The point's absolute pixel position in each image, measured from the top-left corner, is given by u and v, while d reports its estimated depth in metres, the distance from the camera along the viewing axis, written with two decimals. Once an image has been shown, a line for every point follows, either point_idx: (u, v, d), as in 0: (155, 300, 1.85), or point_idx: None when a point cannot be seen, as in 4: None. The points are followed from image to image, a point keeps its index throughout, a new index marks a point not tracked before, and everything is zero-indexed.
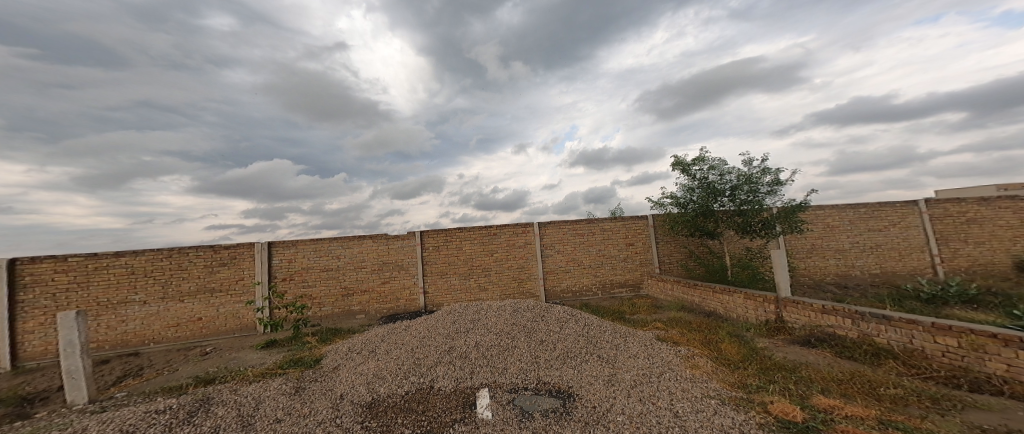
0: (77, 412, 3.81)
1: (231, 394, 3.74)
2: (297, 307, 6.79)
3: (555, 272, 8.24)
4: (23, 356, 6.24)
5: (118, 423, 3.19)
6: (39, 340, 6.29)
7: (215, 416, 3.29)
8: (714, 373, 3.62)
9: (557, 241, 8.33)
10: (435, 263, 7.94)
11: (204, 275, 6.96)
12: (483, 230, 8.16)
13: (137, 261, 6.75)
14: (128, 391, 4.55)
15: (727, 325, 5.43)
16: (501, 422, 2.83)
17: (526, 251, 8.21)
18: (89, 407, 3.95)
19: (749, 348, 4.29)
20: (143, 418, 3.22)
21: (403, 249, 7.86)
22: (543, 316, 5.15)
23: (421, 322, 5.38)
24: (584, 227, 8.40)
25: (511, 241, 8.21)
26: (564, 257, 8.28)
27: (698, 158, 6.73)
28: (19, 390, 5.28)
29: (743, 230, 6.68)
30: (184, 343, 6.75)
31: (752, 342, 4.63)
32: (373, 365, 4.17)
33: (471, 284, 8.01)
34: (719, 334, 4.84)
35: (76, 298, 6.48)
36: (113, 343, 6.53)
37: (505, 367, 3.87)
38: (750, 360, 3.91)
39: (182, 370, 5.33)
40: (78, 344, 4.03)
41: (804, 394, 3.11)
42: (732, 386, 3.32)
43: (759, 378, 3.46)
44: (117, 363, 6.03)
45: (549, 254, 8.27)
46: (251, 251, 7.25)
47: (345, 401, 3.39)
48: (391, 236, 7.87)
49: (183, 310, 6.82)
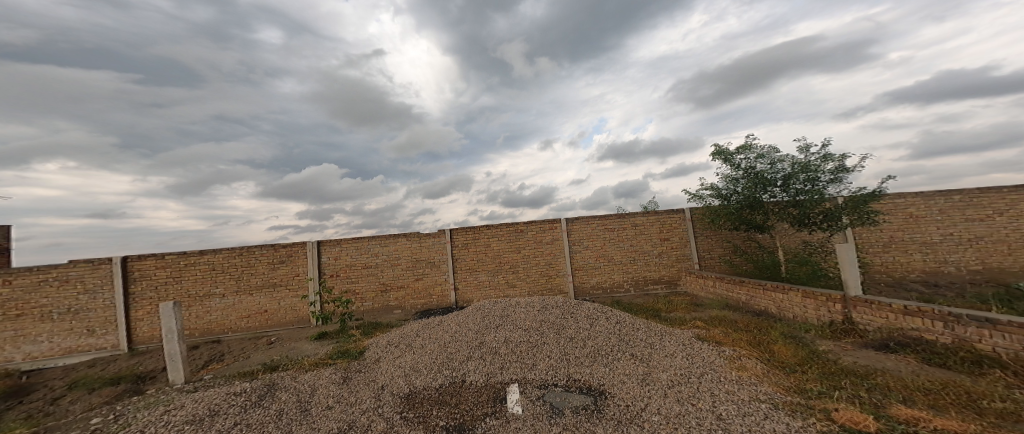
0: (177, 390, 4.38)
1: (292, 381, 4.10)
2: (343, 302, 7.25)
3: (583, 268, 8.10)
4: (136, 340, 7.26)
5: (206, 401, 3.62)
6: (147, 326, 7.28)
7: (279, 400, 3.63)
8: (765, 376, 3.38)
9: (586, 237, 8.16)
10: (464, 260, 8.11)
11: (267, 270, 7.65)
12: (511, 227, 8.20)
13: (216, 258, 7.56)
14: (214, 373, 5.15)
15: (782, 325, 5.03)
16: (531, 417, 2.85)
17: (554, 247, 8.13)
18: (186, 386, 4.53)
19: (809, 351, 3.95)
20: (224, 399, 3.63)
21: (434, 246, 8.11)
22: (571, 313, 5.07)
23: (452, 318, 5.52)
24: (614, 222, 8.15)
25: (538, 237, 8.16)
26: (593, 253, 8.09)
27: (743, 146, 6.26)
28: (135, 369, 6.20)
29: (800, 223, 6.13)
30: (254, 333, 7.49)
31: (813, 344, 4.26)
32: (409, 358, 4.37)
33: (499, 281, 8.10)
34: (772, 334, 4.51)
35: (172, 291, 7.40)
36: (201, 331, 7.40)
37: (534, 363, 3.88)
38: (810, 363, 3.60)
39: (253, 357, 5.93)
40: (175, 331, 4.59)
41: (879, 402, 2.82)
42: (787, 391, 3.08)
43: (822, 383, 3.18)
44: (205, 349, 6.84)
45: (578, 250, 8.12)
46: (304, 250, 7.84)
47: (385, 392, 3.59)
48: (423, 234, 8.15)
49: (253, 302, 7.55)
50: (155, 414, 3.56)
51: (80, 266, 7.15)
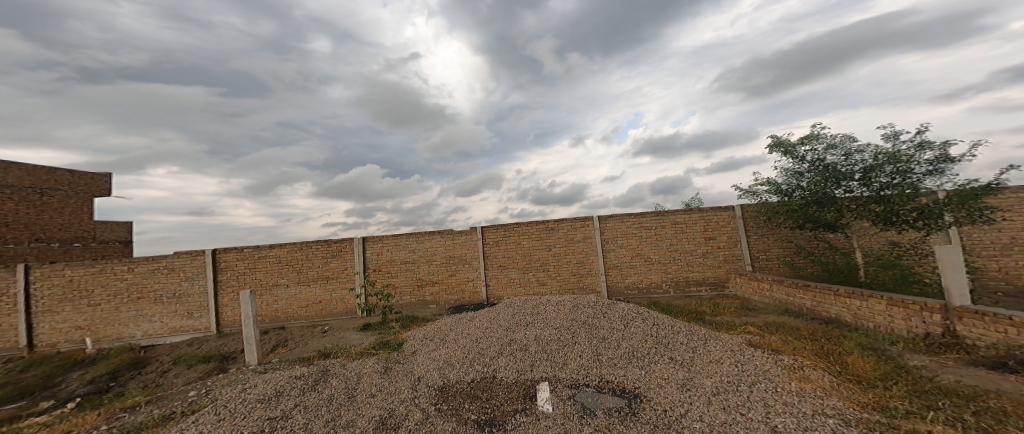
0: (253, 370, 4.91)
1: (342, 368, 4.40)
2: (385, 296, 7.63)
3: (617, 267, 7.84)
4: (223, 323, 8.15)
5: (273, 382, 4.00)
6: (231, 312, 8.13)
7: (331, 386, 3.91)
8: (833, 389, 3.08)
9: (620, 235, 7.88)
10: (495, 257, 8.17)
11: (322, 264, 8.26)
12: (541, 225, 8.13)
13: (282, 251, 8.28)
14: (281, 357, 5.68)
15: (859, 335, 4.53)
16: (562, 416, 2.82)
17: (586, 246, 7.94)
18: (258, 367, 5.03)
19: (894, 366, 3.53)
20: (288, 380, 3.99)
21: (466, 243, 8.25)
22: (605, 313, 4.93)
23: (484, 314, 5.60)
24: (652, 220, 7.79)
25: (569, 235, 8.01)
26: (628, 252, 7.80)
27: (807, 137, 5.72)
28: (222, 349, 7.04)
29: (885, 221, 5.45)
30: (311, 321, 8.11)
31: (901, 358, 3.80)
32: (443, 351, 4.51)
33: (530, 279, 8.07)
34: (846, 344, 4.09)
35: (248, 280, 8.22)
36: (270, 317, 8.16)
37: (566, 362, 3.83)
38: (895, 379, 3.22)
39: (310, 344, 6.45)
40: (251, 316, 5.13)
41: (985, 426, 2.46)
42: (862, 407, 2.78)
43: (908, 402, 2.83)
44: (273, 334, 7.56)
45: (611, 249, 7.87)
46: (351, 245, 8.34)
47: (421, 384, 3.73)
48: (456, 231, 8.33)
49: (309, 293, 8.18)
50: (236, 390, 4.01)
51: (181, 256, 8.17)
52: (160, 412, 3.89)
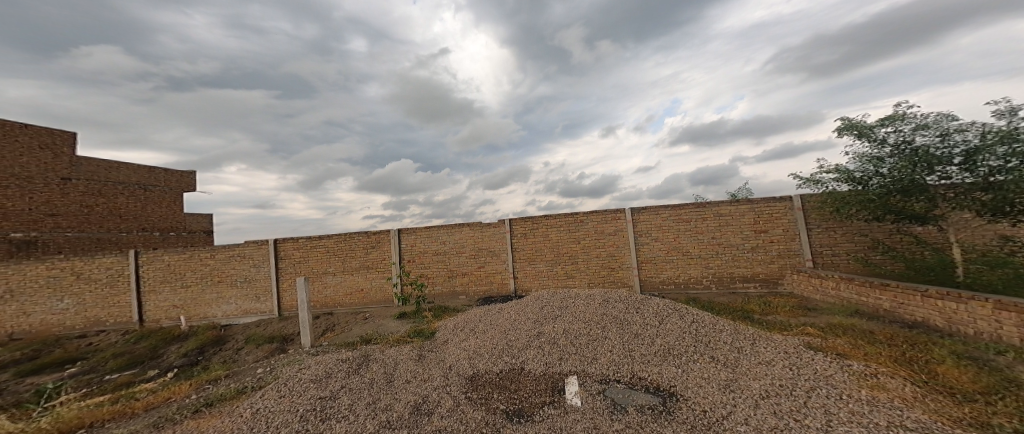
0: (307, 352, 5.31)
1: (381, 354, 4.64)
2: (418, 286, 7.94)
3: (652, 262, 7.58)
4: (284, 306, 8.81)
5: (322, 365, 4.29)
6: (290, 296, 8.78)
7: (372, 370, 4.14)
8: (915, 401, 2.80)
9: (655, 228, 7.59)
10: (523, 249, 8.17)
11: (363, 254, 8.70)
12: (570, 217, 8.01)
13: (331, 242, 8.81)
14: (330, 340, 6.11)
15: (953, 343, 4.04)
16: (591, 410, 2.80)
17: (617, 239, 7.74)
18: (312, 349, 5.43)
19: (1003, 378, 3.11)
20: (335, 363, 4.27)
21: (494, 236, 8.33)
22: (638, 308, 4.80)
23: (513, 306, 5.64)
24: (691, 212, 7.44)
25: (599, 228, 7.84)
26: (665, 246, 7.51)
27: (888, 117, 5.17)
28: (283, 330, 7.72)
29: (993, 212, 4.69)
30: (355, 308, 8.60)
31: (1008, 371, 3.35)
32: (472, 342, 4.61)
33: (558, 272, 8.01)
34: (938, 353, 3.67)
35: (302, 268, 8.81)
36: (320, 303, 8.75)
37: (595, 357, 3.79)
38: (1003, 394, 2.86)
39: (354, 330, 6.85)
40: (305, 301, 5.50)
41: None
42: (949, 421, 2.53)
43: (1013, 419, 2.51)
44: (323, 319, 8.14)
45: (645, 242, 7.61)
46: (387, 237, 8.71)
47: (453, 372, 3.84)
48: (485, 223, 8.41)
49: (353, 281, 8.67)
50: (294, 369, 4.38)
51: (250, 245, 8.93)
52: (236, 385, 4.34)
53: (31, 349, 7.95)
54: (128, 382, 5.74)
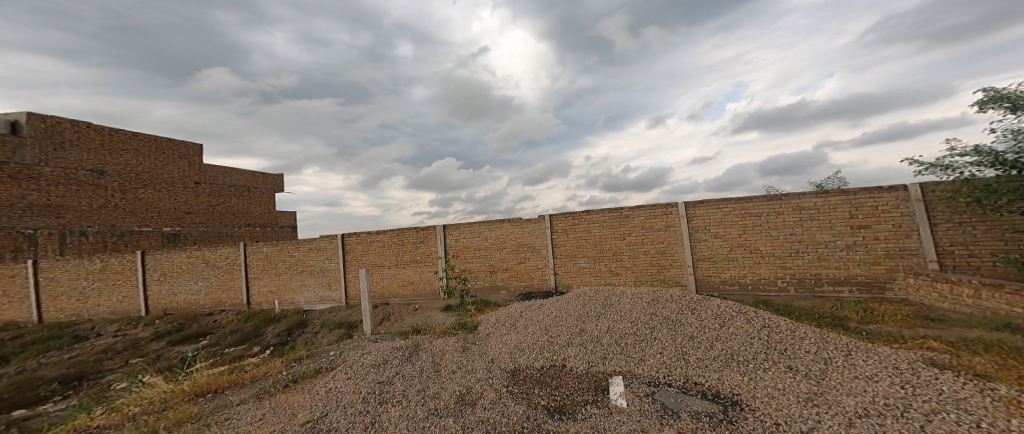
0: (368, 338, 5.74)
1: (430, 344, 4.87)
2: (461, 279, 8.33)
3: (711, 260, 7.11)
4: (349, 295, 9.50)
5: (378, 352, 4.60)
6: (353, 287, 9.45)
7: (422, 359, 4.35)
8: None
9: (716, 223, 7.08)
10: (564, 246, 8.08)
11: (413, 248, 9.15)
12: (615, 213, 7.75)
13: (386, 236, 9.36)
14: (388, 329, 6.54)
15: None
16: (637, 413, 2.72)
17: (668, 235, 7.35)
18: (373, 336, 5.84)
19: None
20: (389, 351, 4.56)
21: (534, 232, 8.32)
22: (693, 309, 4.53)
23: (553, 302, 5.60)
24: (759, 206, 6.83)
25: (648, 223, 7.49)
26: (727, 243, 6.99)
27: None
28: (349, 317, 8.40)
29: None
30: (407, 299, 9.09)
31: None
32: (513, 337, 4.66)
33: (601, 268, 7.81)
34: None
35: (363, 261, 9.47)
36: (377, 294, 9.37)
37: (643, 358, 3.65)
38: None
39: (406, 320, 7.26)
40: (366, 291, 5.88)
41: None
42: None
43: None
44: (381, 309, 8.72)
45: (702, 238, 7.14)
46: (434, 232, 9.05)
47: (494, 366, 3.92)
48: (525, 219, 8.42)
49: (405, 274, 9.16)
50: (356, 354, 4.75)
51: (324, 239, 9.78)
52: (315, 365, 4.81)
53: (177, 324, 9.65)
54: (240, 356, 6.62)
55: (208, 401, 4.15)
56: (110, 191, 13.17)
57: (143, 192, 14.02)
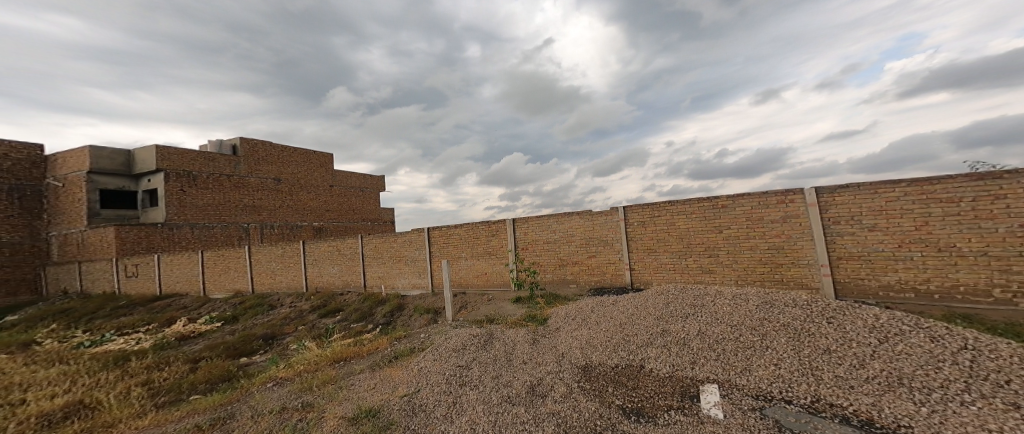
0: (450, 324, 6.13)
1: (504, 334, 5.02)
2: (532, 272, 8.71)
3: (864, 259, 5.48)
4: (433, 284, 10.30)
5: (455, 339, 4.89)
6: (437, 276, 10.19)
7: (496, 348, 4.51)
8: None
9: (873, 212, 5.40)
10: (641, 240, 7.63)
11: (487, 241, 9.52)
12: (704, 202, 6.99)
13: (463, 230, 9.88)
14: (467, 317, 6.92)
15: None
16: (738, 426, 2.47)
17: (791, 228, 6.08)
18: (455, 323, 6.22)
19: None
20: (467, 338, 4.82)
21: (606, 224, 8.03)
22: (830, 320, 3.89)
23: (628, 300, 5.34)
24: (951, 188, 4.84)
25: (750, 213, 6.46)
26: (897, 238, 5.21)
27: None
28: (434, 304, 9.10)
29: None
30: (483, 290, 9.50)
31: None
32: (584, 332, 4.57)
33: (687, 264, 7.17)
34: None
35: (444, 252, 10.13)
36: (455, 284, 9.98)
37: (748, 368, 3.30)
38: None
39: (481, 309, 7.61)
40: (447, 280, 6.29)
41: None
42: None
43: None
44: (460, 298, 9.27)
45: (847, 231, 5.60)
46: (505, 226, 9.28)
47: (566, 360, 3.90)
48: (595, 211, 8.17)
49: (480, 266, 9.58)
50: (439, 339, 5.15)
51: (413, 232, 10.71)
52: (410, 345, 5.33)
53: (321, 300, 11.49)
54: (360, 331, 7.62)
55: (342, 366, 4.89)
56: (286, 194, 19.89)
57: (303, 195, 20.71)
